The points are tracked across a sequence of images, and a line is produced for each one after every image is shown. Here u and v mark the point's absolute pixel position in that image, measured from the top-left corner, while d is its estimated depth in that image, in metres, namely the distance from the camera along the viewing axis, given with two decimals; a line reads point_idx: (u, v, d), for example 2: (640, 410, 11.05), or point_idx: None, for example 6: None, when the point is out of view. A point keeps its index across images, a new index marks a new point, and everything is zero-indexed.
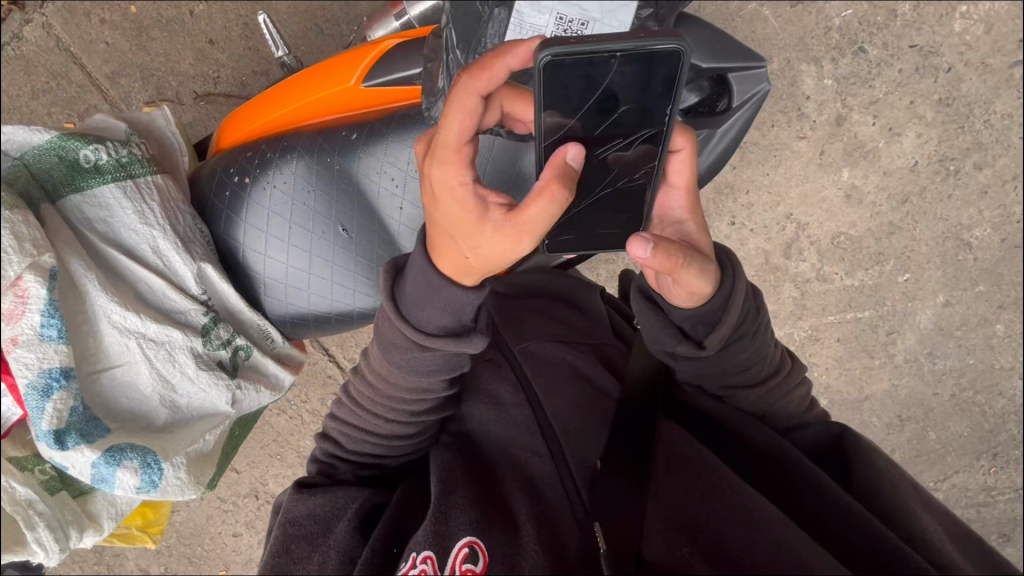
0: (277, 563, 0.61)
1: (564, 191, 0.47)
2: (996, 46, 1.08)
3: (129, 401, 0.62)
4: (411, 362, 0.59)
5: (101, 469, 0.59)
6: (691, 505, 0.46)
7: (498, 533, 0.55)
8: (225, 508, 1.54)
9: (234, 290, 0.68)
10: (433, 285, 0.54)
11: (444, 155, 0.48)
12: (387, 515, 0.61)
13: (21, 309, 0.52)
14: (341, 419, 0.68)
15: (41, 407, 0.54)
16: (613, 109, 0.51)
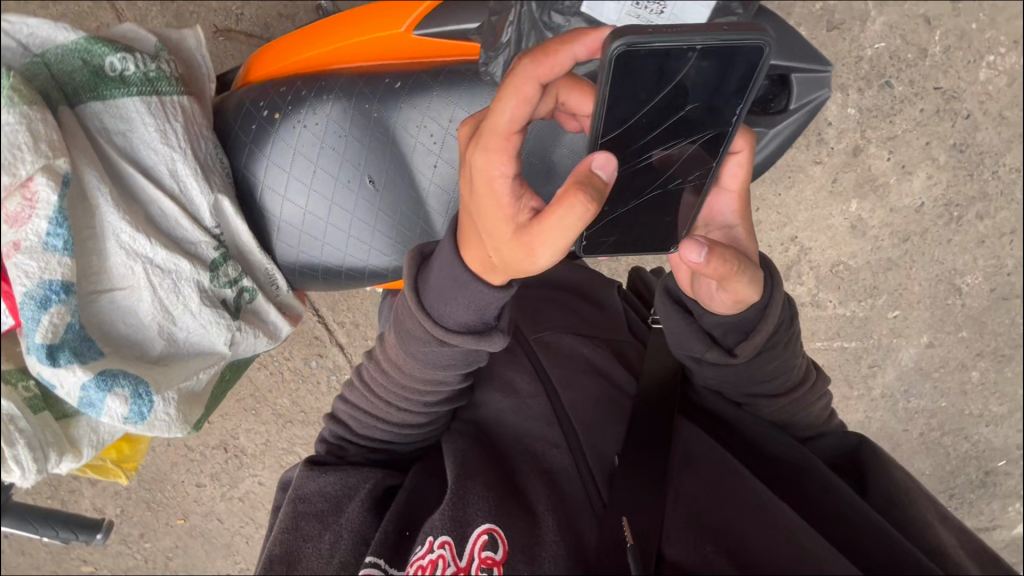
0: (286, 538, 0.59)
1: (585, 203, 0.46)
2: (1015, 100, 1.12)
3: (126, 327, 0.60)
4: (428, 351, 0.60)
5: (91, 393, 0.55)
6: (710, 506, 0.48)
7: (520, 523, 0.54)
8: (192, 457, 1.52)
9: (248, 229, 0.67)
10: (460, 280, 0.54)
11: (489, 143, 0.48)
12: (400, 499, 0.60)
13: (28, 212, 0.49)
14: (352, 403, 0.68)
15: (37, 319, 0.50)
16: (680, 108, 0.53)
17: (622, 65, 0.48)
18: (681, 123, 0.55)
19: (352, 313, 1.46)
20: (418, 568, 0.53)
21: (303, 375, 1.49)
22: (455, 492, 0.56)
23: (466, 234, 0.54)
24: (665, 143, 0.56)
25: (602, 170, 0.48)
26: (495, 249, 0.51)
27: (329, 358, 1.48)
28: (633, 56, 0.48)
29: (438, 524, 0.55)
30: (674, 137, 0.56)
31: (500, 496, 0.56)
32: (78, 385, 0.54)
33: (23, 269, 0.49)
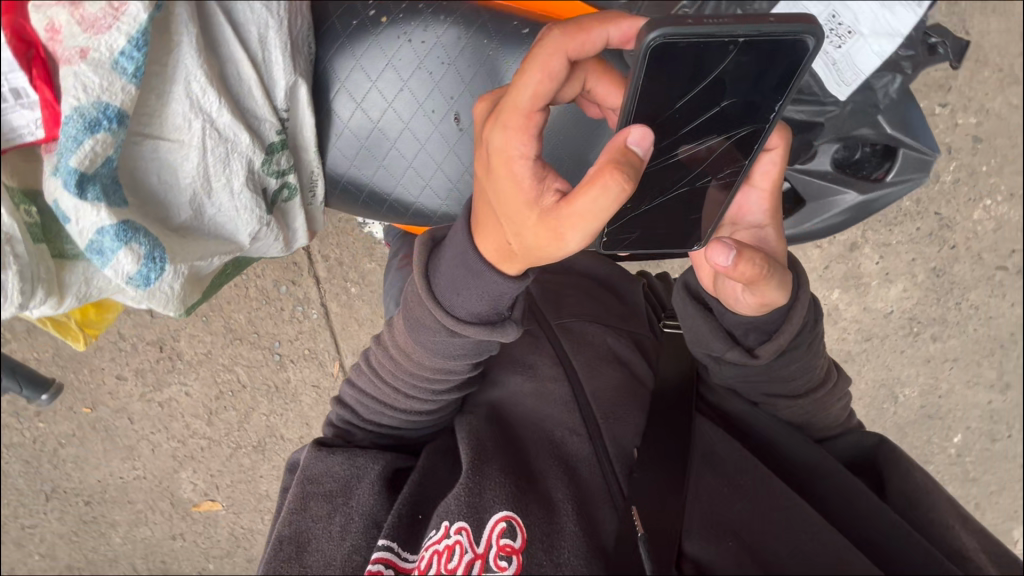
0: (294, 518, 0.63)
1: (618, 181, 0.44)
2: (993, 245, 1.32)
3: (159, 182, 0.54)
4: (437, 339, 0.61)
5: (104, 240, 0.50)
6: (728, 508, 0.59)
7: (536, 512, 0.58)
8: (120, 347, 1.42)
9: (312, 124, 0.63)
10: (474, 270, 0.55)
11: (510, 119, 0.46)
12: (412, 480, 0.64)
13: (108, 21, 0.44)
14: (359, 388, 0.69)
15: (78, 140, 0.45)
16: (714, 104, 0.52)
17: (659, 54, 0.46)
18: (717, 121, 0.54)
19: (338, 249, 1.42)
20: (435, 551, 0.57)
21: (269, 298, 1.42)
22: (473, 479, 0.60)
23: (483, 221, 0.54)
24: (700, 140, 0.56)
25: (637, 146, 0.46)
26: (516, 235, 0.51)
27: (300, 288, 1.43)
28: (672, 45, 0.45)
29: (452, 511, 0.58)
30: (707, 134, 0.55)
31: (523, 483, 0.60)
32: (94, 227, 0.49)
33: (77, 78, 0.44)
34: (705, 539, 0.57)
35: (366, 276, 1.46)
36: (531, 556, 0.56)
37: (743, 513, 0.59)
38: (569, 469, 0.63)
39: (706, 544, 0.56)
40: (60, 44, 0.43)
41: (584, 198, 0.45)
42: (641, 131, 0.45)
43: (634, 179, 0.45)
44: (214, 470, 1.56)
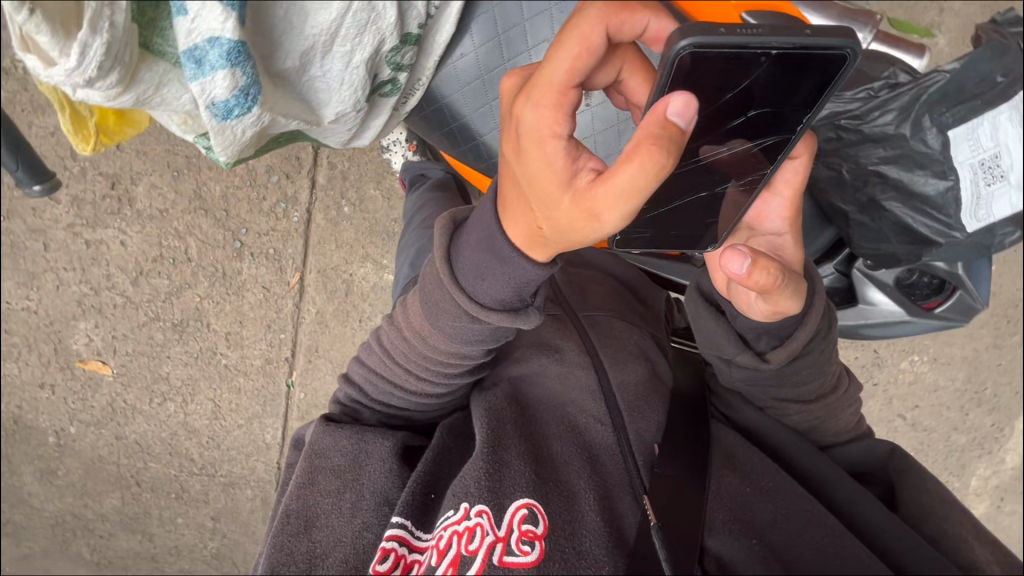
0: (303, 490, 0.80)
1: (653, 152, 0.49)
2: (903, 396, 1.65)
3: (286, 17, 0.55)
4: (459, 324, 0.74)
5: (210, 52, 0.49)
6: (752, 509, 0.73)
7: (556, 501, 0.72)
8: (70, 166, 1.36)
9: (444, 38, 0.72)
10: (502, 254, 0.65)
11: (544, 99, 0.54)
12: (428, 457, 0.81)
13: None
14: (368, 369, 0.87)
15: None
16: (743, 112, 0.63)
17: (688, 61, 0.54)
18: (744, 128, 0.65)
19: (348, 165, 1.43)
20: (462, 529, 0.70)
21: (255, 184, 1.42)
22: (492, 466, 0.74)
23: (516, 209, 0.62)
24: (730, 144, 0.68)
25: (678, 117, 0.50)
26: (547, 219, 0.58)
27: (292, 186, 1.43)
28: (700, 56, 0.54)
29: (475, 496, 0.72)
30: (738, 140, 0.67)
31: (544, 474, 0.75)
32: (210, 34, 0.48)
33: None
34: (725, 531, 0.71)
35: (363, 201, 1.46)
36: (553, 541, 0.68)
37: (766, 513, 0.73)
38: (582, 457, 0.78)
39: (728, 537, 0.70)
40: None
41: (614, 174, 0.51)
42: (684, 97, 0.49)
43: (673, 154, 0.50)
44: (119, 331, 1.51)
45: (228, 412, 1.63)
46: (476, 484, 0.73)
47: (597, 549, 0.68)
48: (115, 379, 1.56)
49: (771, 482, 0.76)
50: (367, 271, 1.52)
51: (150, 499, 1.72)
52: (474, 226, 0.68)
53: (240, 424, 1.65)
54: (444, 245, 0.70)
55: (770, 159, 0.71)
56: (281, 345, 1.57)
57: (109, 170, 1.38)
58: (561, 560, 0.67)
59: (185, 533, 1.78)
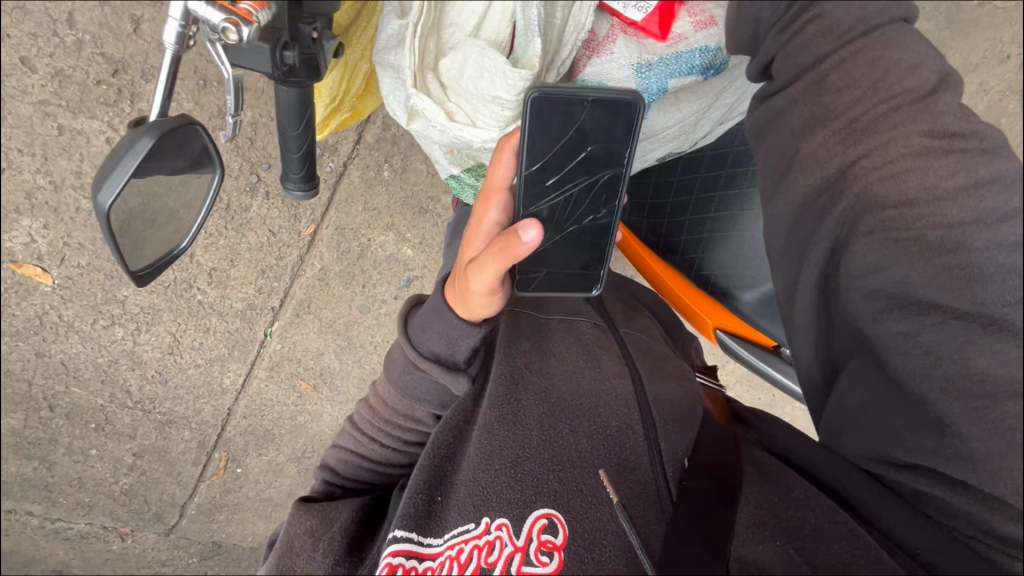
0: (284, 561, 0.68)
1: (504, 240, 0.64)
2: None
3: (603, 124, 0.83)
4: (410, 382, 0.75)
5: None
6: (776, 515, 0.55)
7: (577, 507, 0.59)
8: (65, 35, 1.11)
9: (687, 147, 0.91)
10: (437, 311, 0.72)
11: (490, 197, 0.74)
12: (425, 467, 0.69)
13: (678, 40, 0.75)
14: (342, 446, 0.84)
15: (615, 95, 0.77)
16: (584, 149, 0.72)
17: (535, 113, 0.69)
18: (584, 166, 0.73)
19: (402, 131, 1.35)
20: (476, 547, 0.59)
21: None
22: (513, 475, 0.62)
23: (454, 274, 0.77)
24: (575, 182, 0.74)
25: (529, 235, 0.63)
26: (461, 282, 0.71)
27: (334, 135, 1.32)
28: (540, 103, 0.68)
29: (495, 506, 0.61)
30: (579, 179, 0.74)
31: (565, 478, 0.61)
32: None
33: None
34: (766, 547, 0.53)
35: (407, 172, 1.39)
36: (571, 552, 0.56)
37: (792, 514, 0.55)
38: (607, 453, 0.63)
39: (761, 552, 0.53)
40: None
41: (481, 263, 0.66)
42: (527, 223, 0.62)
43: (515, 251, 0.63)
44: (74, 238, 1.28)
45: (188, 349, 1.47)
46: (494, 494, 0.62)
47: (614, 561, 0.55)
48: (56, 291, 1.33)
49: (802, 493, 0.56)
50: (387, 240, 1.45)
51: (61, 426, 1.51)
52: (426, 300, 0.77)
53: (197, 364, 1.50)
54: (403, 313, 0.77)
55: (601, 206, 0.76)
56: (271, 293, 1.45)
57: (115, 54, 1.13)
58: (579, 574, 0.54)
59: (95, 465, 1.58)
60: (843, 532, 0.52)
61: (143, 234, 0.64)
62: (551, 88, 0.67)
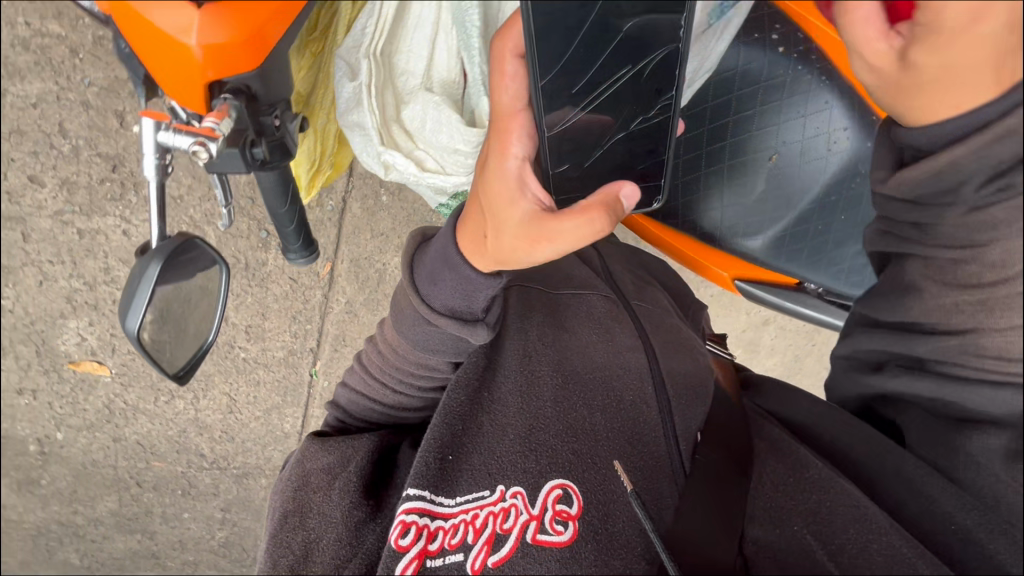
0: (299, 497, 0.65)
1: (579, 215, 0.57)
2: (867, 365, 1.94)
3: None
4: (424, 338, 0.67)
5: None
6: (790, 499, 0.58)
7: (593, 478, 0.60)
8: (62, 146, 1.17)
9: None
10: (448, 260, 0.63)
11: (504, 126, 0.60)
12: (436, 426, 0.63)
13: None
14: (350, 388, 0.77)
15: None
16: (617, 32, 0.58)
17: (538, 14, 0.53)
18: (620, 56, 0.60)
19: None
20: (490, 513, 0.58)
21: None
22: (528, 445, 0.62)
23: (473, 215, 0.63)
24: (615, 76, 0.61)
25: (628, 198, 0.60)
26: (491, 234, 0.60)
27: None
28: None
29: (510, 477, 0.61)
30: (619, 71, 0.61)
31: (581, 450, 0.62)
32: None
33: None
34: (779, 529, 0.57)
35: (403, 191, 1.41)
36: (584, 524, 0.57)
37: (808, 496, 0.58)
38: (623, 428, 0.65)
39: (775, 535, 0.57)
40: None
41: (560, 226, 0.57)
42: (629, 191, 0.59)
43: (608, 224, 0.58)
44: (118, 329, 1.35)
45: (245, 404, 1.55)
46: (508, 462, 0.62)
47: (630, 532, 0.58)
48: (116, 379, 1.42)
49: (816, 474, 0.59)
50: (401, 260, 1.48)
51: (152, 497, 1.62)
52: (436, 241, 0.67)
53: (257, 416, 1.57)
54: (408, 253, 0.67)
55: (650, 98, 0.64)
56: (307, 335, 1.50)
57: (110, 151, 1.19)
58: (596, 548, 0.56)
59: (191, 526, 1.69)
60: (856, 516, 0.55)
61: (177, 334, 0.69)
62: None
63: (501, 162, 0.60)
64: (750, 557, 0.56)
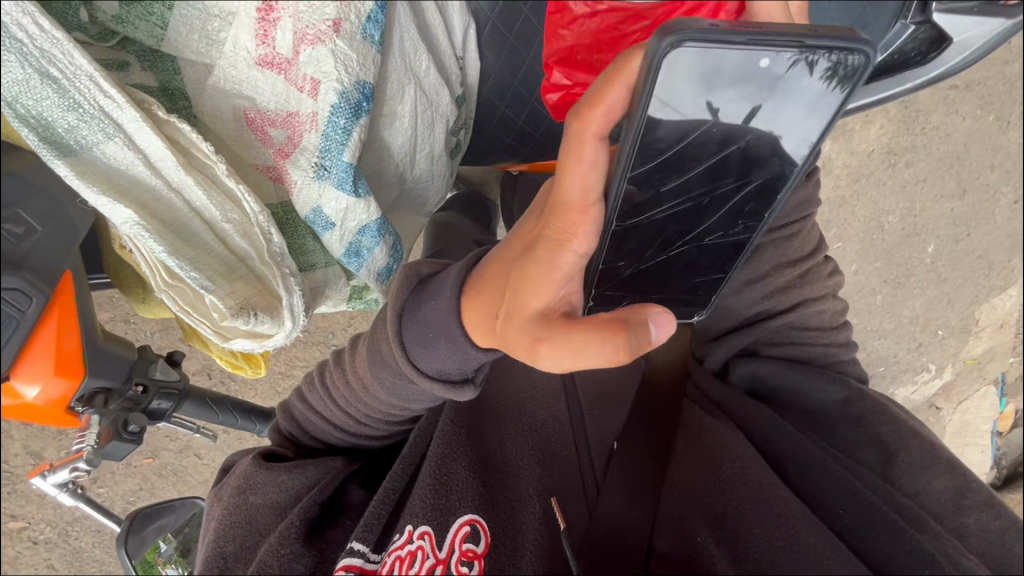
0: (243, 535, 0.48)
1: (599, 353, 0.32)
2: None
3: (379, 159, 0.50)
4: (395, 387, 0.47)
5: (364, 238, 0.47)
6: (867, 522, 0.37)
7: (501, 512, 0.47)
8: None
9: (461, 26, 0.51)
10: (444, 325, 0.42)
11: (560, 215, 0.36)
12: (393, 474, 0.50)
13: (285, 59, 0.39)
14: (308, 403, 0.54)
15: (347, 129, 0.41)
16: (736, 140, 0.38)
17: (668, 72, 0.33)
18: (733, 160, 0.39)
19: None
20: (395, 561, 0.44)
21: None
22: (443, 481, 0.48)
23: (489, 282, 0.40)
24: (711, 187, 0.41)
25: (659, 330, 0.33)
26: None
27: None
28: (686, 54, 0.32)
29: (416, 511, 0.47)
30: (718, 180, 0.40)
31: (501, 484, 0.49)
32: (378, 235, 0.47)
33: (313, 148, 0.41)
34: (672, 530, 0.40)
35: None
36: (495, 562, 0.44)
37: (717, 492, 0.40)
38: (562, 468, 0.50)
39: (671, 537, 0.40)
40: (272, 143, 0.42)
41: (566, 339, 0.33)
42: (664, 313, 0.33)
43: (638, 353, 0.33)
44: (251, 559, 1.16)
45: None
46: (419, 497, 0.48)
47: (537, 562, 0.43)
48: None
49: (732, 468, 0.41)
50: None
51: None
52: (426, 289, 0.45)
53: None
54: (397, 299, 0.44)
55: (738, 216, 0.43)
56: None
57: None
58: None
59: None
60: (844, 487, 0.39)
61: None
62: (702, 41, 0.32)
63: (551, 249, 0.35)
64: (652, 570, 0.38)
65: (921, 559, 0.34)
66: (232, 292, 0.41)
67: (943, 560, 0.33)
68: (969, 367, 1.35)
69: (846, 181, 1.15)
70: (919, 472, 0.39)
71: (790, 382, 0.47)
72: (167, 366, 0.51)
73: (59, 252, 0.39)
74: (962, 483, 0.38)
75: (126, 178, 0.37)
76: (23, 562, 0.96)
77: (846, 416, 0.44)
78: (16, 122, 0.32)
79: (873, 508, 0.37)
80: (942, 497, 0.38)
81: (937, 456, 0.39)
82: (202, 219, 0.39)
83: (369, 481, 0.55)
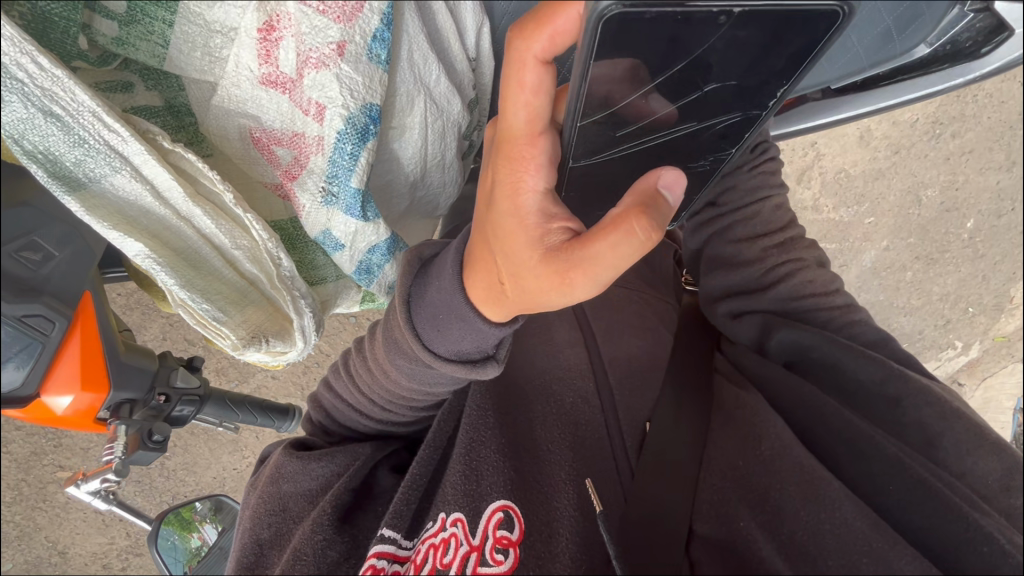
0: (281, 520, 0.53)
1: (629, 243, 0.33)
2: None
3: (387, 164, 0.48)
4: (414, 371, 0.49)
5: (374, 256, 0.47)
6: (920, 505, 0.35)
7: (535, 498, 0.46)
8: None
9: (473, 23, 0.47)
10: (454, 310, 0.43)
11: (512, 149, 0.35)
12: (420, 460, 0.52)
13: (277, 70, 0.37)
14: (336, 392, 0.58)
15: (355, 156, 0.40)
16: (696, 88, 0.37)
17: (616, 37, 0.30)
18: (698, 109, 0.39)
19: None
20: (429, 548, 0.45)
21: None
22: (468, 465, 0.49)
23: (483, 247, 0.41)
24: (673, 129, 0.41)
25: (671, 191, 0.35)
26: None
27: None
28: (640, 22, 0.29)
29: (449, 499, 0.48)
30: (681, 122, 0.41)
31: (529, 468, 0.48)
32: (385, 249, 0.48)
33: (320, 172, 0.41)
34: (716, 517, 0.40)
35: None
36: (531, 549, 0.43)
37: (760, 473, 0.40)
38: (594, 453, 0.48)
39: (712, 524, 0.40)
40: (279, 163, 0.42)
41: (593, 252, 0.34)
42: (671, 174, 0.34)
43: (664, 228, 0.34)
44: None
45: None
46: (451, 483, 0.49)
47: (574, 548, 0.43)
48: None
49: (771, 450, 0.41)
50: None
51: None
52: (442, 258, 0.44)
53: None
54: (403, 288, 0.45)
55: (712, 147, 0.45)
56: None
57: None
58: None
59: None
60: (895, 470, 0.37)
61: None
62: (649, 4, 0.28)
63: (506, 192, 0.37)
64: (697, 560, 0.38)
65: (978, 534, 0.33)
66: (244, 322, 0.43)
67: (1002, 537, 0.32)
68: (998, 345, 1.30)
69: (886, 152, 1.09)
70: (966, 453, 0.37)
71: (831, 358, 0.45)
72: (189, 375, 0.53)
73: (75, 277, 0.39)
74: (1012, 465, 0.36)
75: (136, 208, 0.37)
76: (73, 506, 1.04)
77: (881, 395, 0.42)
78: (26, 159, 0.31)
79: (928, 486, 0.36)
80: (989, 477, 0.36)
81: (984, 438, 0.37)
82: (212, 247, 0.40)
83: (399, 467, 0.59)
